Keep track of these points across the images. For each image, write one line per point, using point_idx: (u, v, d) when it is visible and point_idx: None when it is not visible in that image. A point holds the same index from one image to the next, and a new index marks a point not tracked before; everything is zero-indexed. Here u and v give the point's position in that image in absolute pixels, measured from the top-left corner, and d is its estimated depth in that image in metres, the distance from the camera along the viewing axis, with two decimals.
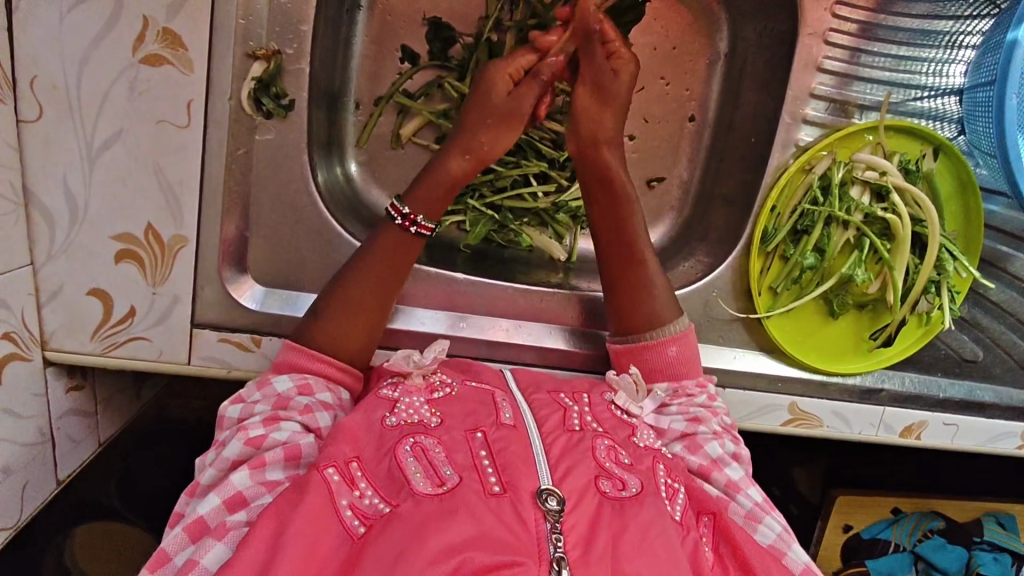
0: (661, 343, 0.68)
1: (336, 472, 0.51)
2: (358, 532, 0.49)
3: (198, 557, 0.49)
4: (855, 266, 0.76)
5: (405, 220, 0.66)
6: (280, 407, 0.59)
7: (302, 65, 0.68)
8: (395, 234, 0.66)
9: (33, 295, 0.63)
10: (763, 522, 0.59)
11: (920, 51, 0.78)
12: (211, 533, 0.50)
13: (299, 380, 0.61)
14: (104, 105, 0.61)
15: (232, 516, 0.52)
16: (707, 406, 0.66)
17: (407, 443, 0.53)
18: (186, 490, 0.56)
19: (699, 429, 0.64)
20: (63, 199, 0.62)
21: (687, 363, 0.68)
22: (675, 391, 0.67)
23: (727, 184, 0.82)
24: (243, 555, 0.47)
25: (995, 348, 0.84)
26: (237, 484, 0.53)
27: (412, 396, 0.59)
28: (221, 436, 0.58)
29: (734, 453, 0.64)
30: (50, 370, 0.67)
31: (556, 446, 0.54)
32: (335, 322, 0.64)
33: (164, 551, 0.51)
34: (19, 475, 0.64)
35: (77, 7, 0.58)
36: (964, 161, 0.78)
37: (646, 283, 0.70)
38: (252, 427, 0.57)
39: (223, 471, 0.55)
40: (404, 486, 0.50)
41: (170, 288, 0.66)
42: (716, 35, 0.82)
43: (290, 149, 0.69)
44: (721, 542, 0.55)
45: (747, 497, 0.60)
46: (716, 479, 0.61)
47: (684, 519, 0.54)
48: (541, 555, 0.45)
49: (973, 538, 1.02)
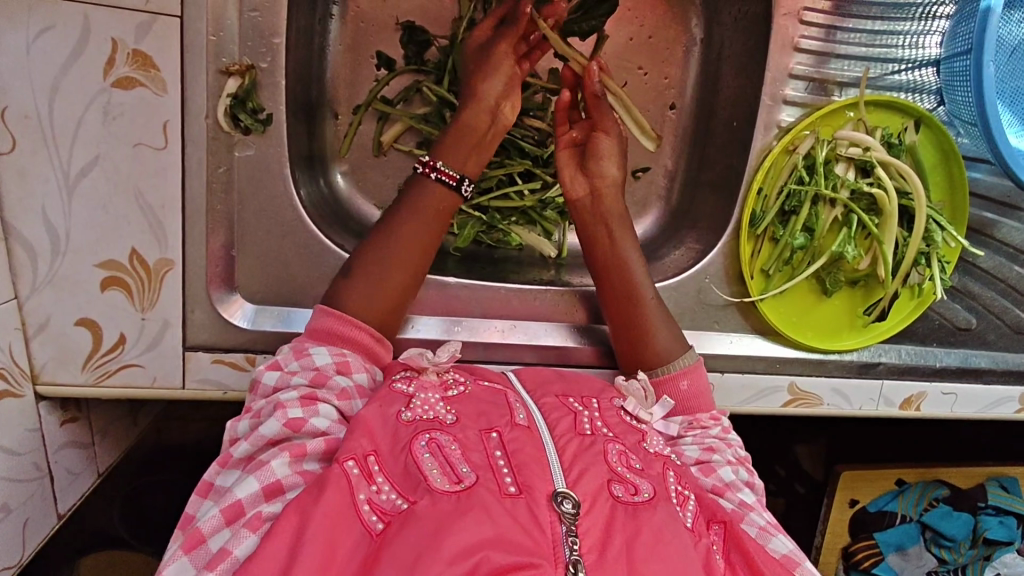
0: (673, 377, 0.68)
1: (356, 465, 0.51)
2: (376, 528, 0.48)
3: (230, 548, 0.47)
4: (844, 243, 0.75)
5: (428, 167, 0.68)
6: (318, 383, 0.58)
7: (277, 79, 0.66)
8: (423, 183, 0.68)
9: (20, 329, 0.62)
10: (770, 544, 0.56)
11: (893, 25, 0.78)
12: (245, 523, 0.49)
13: (337, 357, 0.60)
14: (79, 132, 0.59)
15: (267, 505, 0.50)
16: (723, 438, 0.66)
17: (422, 440, 0.52)
18: (217, 460, 0.56)
19: (713, 457, 0.64)
20: (42, 231, 0.61)
21: (701, 396, 0.68)
22: (690, 423, 0.67)
23: (712, 170, 0.82)
24: (265, 551, 0.46)
25: (987, 314, 0.85)
26: (277, 472, 0.52)
27: (427, 393, 0.58)
28: (255, 405, 0.57)
29: (747, 482, 0.64)
30: (43, 403, 0.66)
31: (568, 450, 0.53)
32: (364, 288, 0.64)
33: (198, 532, 0.49)
34: (20, 513, 0.63)
35: (45, 33, 0.57)
36: (946, 132, 0.78)
37: (639, 322, 0.70)
38: (290, 407, 0.55)
39: (258, 447, 0.54)
40: (421, 482, 0.49)
41: (159, 313, 0.65)
42: (690, 21, 0.82)
43: (270, 164, 0.68)
44: (732, 550, 0.53)
45: (760, 515, 0.59)
46: (730, 498, 0.60)
47: (695, 526, 0.53)
48: (557, 558, 0.45)
49: (978, 503, 1.02)
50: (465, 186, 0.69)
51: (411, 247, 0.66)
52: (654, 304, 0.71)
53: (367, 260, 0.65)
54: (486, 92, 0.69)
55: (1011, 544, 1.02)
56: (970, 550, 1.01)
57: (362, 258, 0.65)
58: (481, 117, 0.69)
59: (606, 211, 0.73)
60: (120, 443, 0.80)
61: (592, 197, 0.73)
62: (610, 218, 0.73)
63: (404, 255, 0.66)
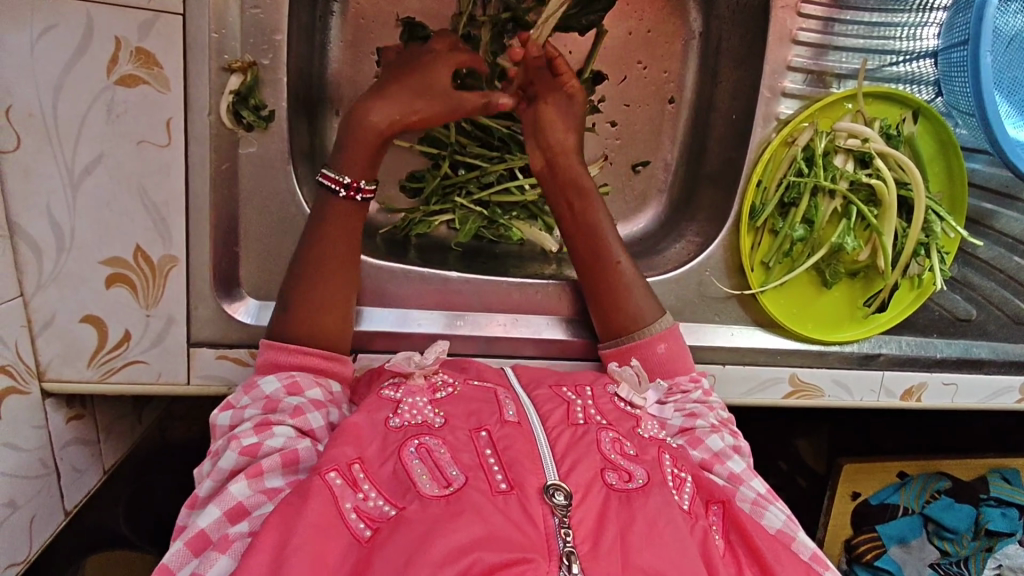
0: (648, 342, 0.68)
1: (339, 475, 0.50)
2: (365, 535, 0.47)
3: (203, 571, 0.47)
4: (844, 234, 0.76)
5: (348, 189, 0.65)
6: (270, 410, 0.58)
7: (280, 76, 0.67)
8: (344, 208, 0.65)
9: (26, 327, 0.63)
10: (764, 517, 0.58)
11: (892, 17, 0.78)
12: (215, 546, 0.48)
13: (286, 379, 0.60)
14: (83, 128, 0.60)
15: (233, 527, 0.50)
16: (704, 401, 0.66)
17: (412, 445, 0.53)
18: (186, 503, 0.55)
19: (696, 424, 0.64)
20: (48, 228, 0.61)
21: (679, 359, 0.68)
22: (670, 389, 0.67)
23: (712, 163, 0.83)
24: (246, 565, 0.45)
25: (987, 305, 0.86)
26: (237, 495, 0.52)
27: (414, 397, 0.58)
28: (214, 446, 0.57)
29: (735, 446, 0.64)
30: (49, 400, 0.66)
31: (560, 442, 0.53)
32: (305, 313, 0.63)
33: (166, 566, 0.49)
34: (27, 509, 0.63)
35: (48, 32, 0.57)
36: (944, 121, 0.79)
37: (618, 284, 0.70)
38: (244, 436, 0.55)
39: (222, 480, 0.54)
40: (410, 488, 0.49)
41: (164, 309, 0.66)
42: (688, 15, 0.82)
43: (273, 160, 0.68)
44: (731, 528, 0.54)
45: (752, 487, 0.60)
46: (719, 471, 0.61)
47: (692, 508, 0.53)
48: (550, 550, 0.45)
49: (979, 495, 1.02)
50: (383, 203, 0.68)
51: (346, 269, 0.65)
52: (626, 266, 0.71)
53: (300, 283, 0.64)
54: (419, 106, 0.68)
55: (1014, 535, 1.02)
56: (972, 541, 1.01)
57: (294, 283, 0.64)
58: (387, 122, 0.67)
59: (569, 173, 0.73)
60: (126, 440, 0.80)
61: (550, 165, 0.73)
62: (564, 187, 0.73)
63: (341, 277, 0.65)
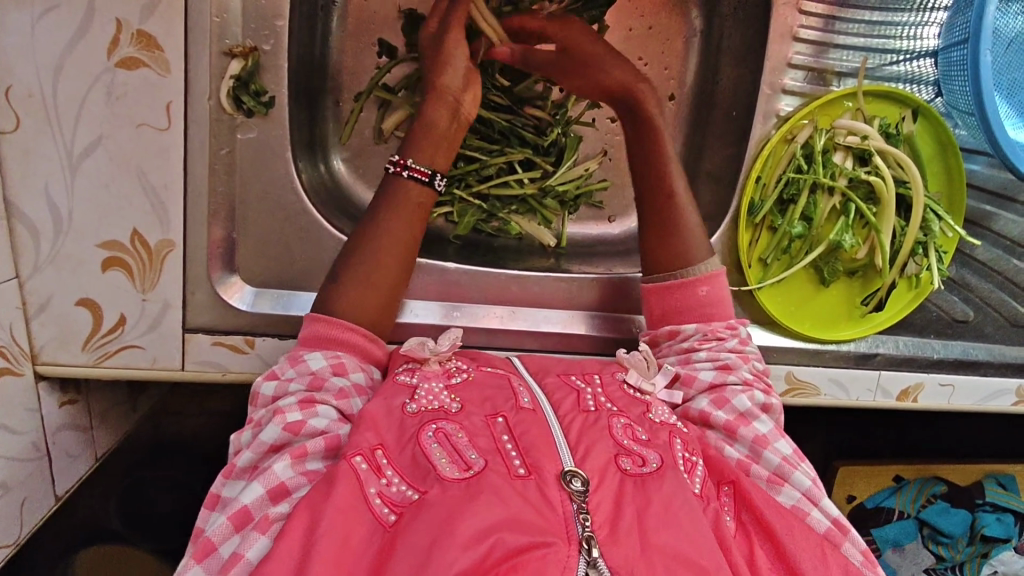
0: (693, 281, 0.68)
1: (363, 460, 0.50)
2: (389, 520, 0.47)
3: (243, 552, 0.47)
4: (842, 232, 0.77)
5: (398, 164, 0.66)
6: (315, 387, 0.57)
7: (280, 62, 0.67)
8: (404, 187, 0.66)
9: (21, 309, 0.63)
10: (792, 479, 0.58)
11: (893, 16, 0.78)
12: (255, 526, 0.48)
13: (332, 359, 0.59)
14: (82, 111, 0.60)
15: (275, 507, 0.50)
16: (738, 351, 0.66)
17: (429, 429, 0.52)
18: (221, 472, 0.55)
19: (728, 379, 0.63)
20: (45, 209, 0.61)
21: (717, 304, 0.68)
22: (706, 335, 0.67)
23: (712, 160, 0.82)
24: (278, 551, 0.45)
25: (984, 306, 0.86)
26: (281, 474, 0.51)
27: (431, 382, 0.58)
28: (256, 415, 0.57)
29: (764, 405, 0.63)
30: (42, 384, 0.66)
31: (573, 428, 0.53)
32: (355, 290, 0.63)
33: (209, 540, 0.49)
34: (18, 492, 0.63)
35: (50, 13, 0.57)
36: (943, 121, 0.79)
37: (676, 226, 0.70)
38: (289, 411, 0.55)
39: (261, 454, 0.54)
40: (430, 471, 0.49)
41: (160, 294, 0.66)
42: (689, 11, 0.82)
43: (272, 147, 0.68)
44: (743, 509, 0.54)
45: (775, 452, 0.59)
46: (742, 437, 0.60)
47: (703, 491, 0.54)
48: (570, 535, 0.45)
49: (975, 499, 1.02)
50: (437, 181, 0.67)
51: (398, 250, 0.65)
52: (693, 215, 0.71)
53: (352, 262, 0.63)
54: (447, 82, 0.68)
55: (1009, 540, 1.02)
56: (968, 546, 1.01)
57: (348, 261, 0.63)
58: (441, 113, 0.68)
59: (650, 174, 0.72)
60: (119, 427, 0.80)
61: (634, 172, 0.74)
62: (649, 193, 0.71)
63: (391, 256, 0.64)
